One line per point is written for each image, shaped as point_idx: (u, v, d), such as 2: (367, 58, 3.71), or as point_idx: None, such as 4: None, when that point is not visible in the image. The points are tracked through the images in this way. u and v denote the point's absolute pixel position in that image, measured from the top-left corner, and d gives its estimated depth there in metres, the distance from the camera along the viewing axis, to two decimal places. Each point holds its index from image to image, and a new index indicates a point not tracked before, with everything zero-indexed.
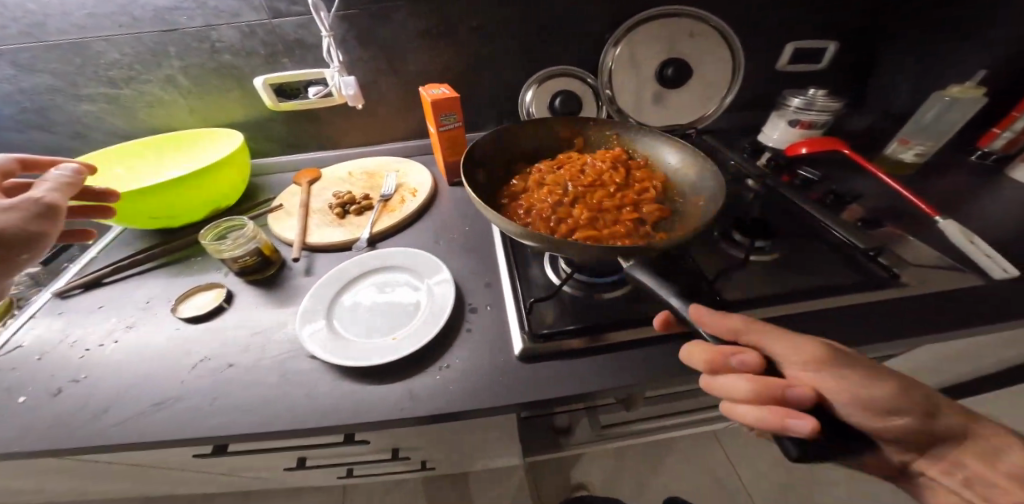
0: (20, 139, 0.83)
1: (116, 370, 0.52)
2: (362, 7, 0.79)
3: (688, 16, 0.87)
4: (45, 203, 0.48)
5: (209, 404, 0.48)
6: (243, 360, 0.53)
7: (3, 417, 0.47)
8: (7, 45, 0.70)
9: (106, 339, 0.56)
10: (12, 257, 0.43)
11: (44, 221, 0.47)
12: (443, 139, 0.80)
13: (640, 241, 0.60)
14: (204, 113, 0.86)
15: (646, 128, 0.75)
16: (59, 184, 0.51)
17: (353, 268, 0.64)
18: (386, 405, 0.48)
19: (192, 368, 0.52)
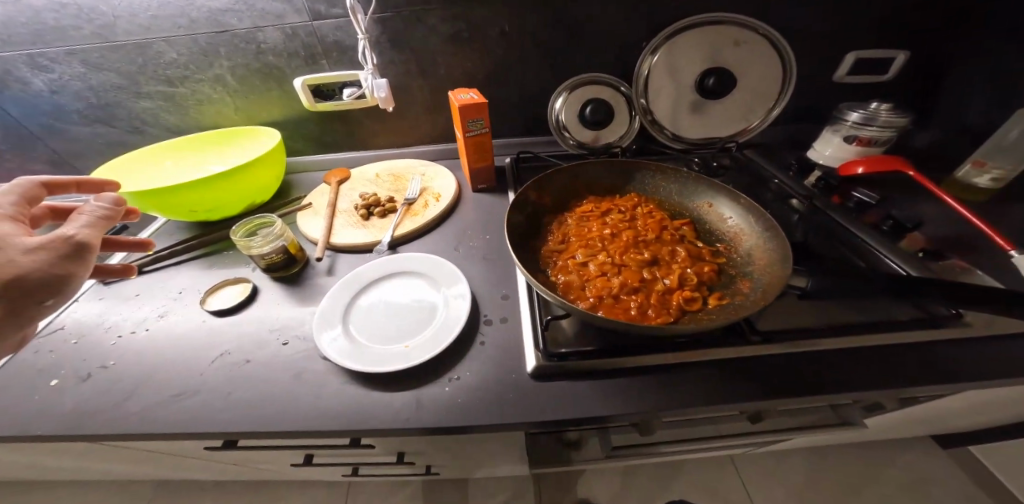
0: (87, 132, 0.83)
1: (142, 357, 0.54)
2: (401, 10, 0.79)
3: (731, 23, 0.81)
4: (78, 243, 0.47)
5: (225, 398, 0.49)
6: (261, 357, 0.53)
7: (38, 397, 0.49)
8: (78, 44, 0.71)
9: (141, 326, 0.59)
10: (27, 304, 0.43)
11: (76, 264, 0.46)
12: (469, 145, 0.79)
13: (723, 251, 0.58)
14: (250, 112, 0.88)
15: (614, 161, 0.71)
16: (95, 218, 0.49)
17: (369, 272, 0.64)
18: (391, 414, 0.47)
19: (214, 360, 0.53)
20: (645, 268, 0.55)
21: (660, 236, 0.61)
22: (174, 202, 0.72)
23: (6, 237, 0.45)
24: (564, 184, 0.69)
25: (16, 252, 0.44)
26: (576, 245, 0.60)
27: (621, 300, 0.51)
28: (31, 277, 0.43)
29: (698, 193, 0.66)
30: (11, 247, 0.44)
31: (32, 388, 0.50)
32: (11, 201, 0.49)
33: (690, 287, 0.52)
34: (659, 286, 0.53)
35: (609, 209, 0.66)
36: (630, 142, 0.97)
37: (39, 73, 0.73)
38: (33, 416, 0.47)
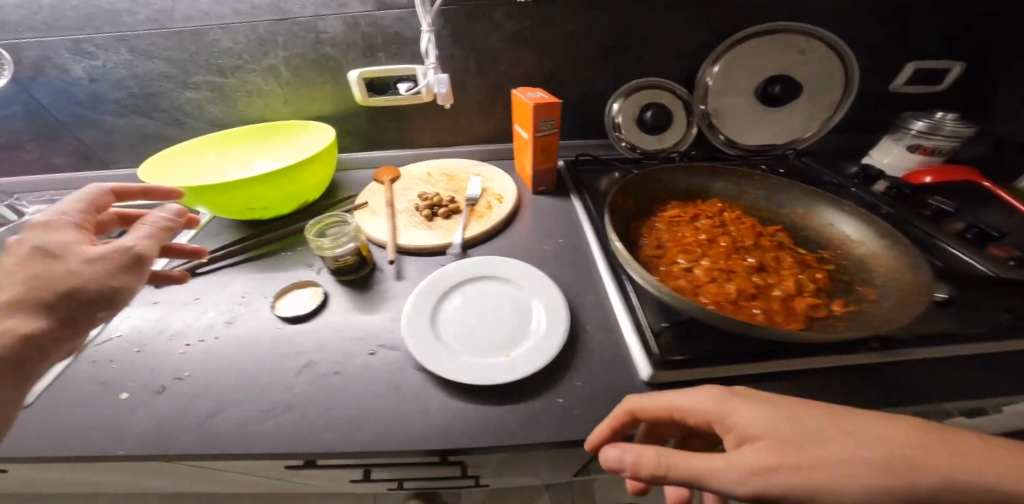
0: (122, 124, 0.77)
1: (218, 368, 0.49)
2: (467, 4, 0.76)
3: (798, 31, 0.80)
4: (134, 255, 0.39)
5: (322, 414, 0.44)
6: (351, 369, 0.50)
7: (106, 414, 0.44)
8: (130, 29, 0.67)
9: (208, 334, 0.53)
10: (82, 318, 0.36)
11: (129, 277, 0.39)
12: (537, 146, 0.76)
13: (827, 258, 0.57)
14: (299, 106, 0.83)
15: (697, 165, 0.69)
16: (156, 226, 0.42)
17: (451, 275, 0.61)
18: (507, 431, 0.43)
19: (299, 373, 0.49)
20: (756, 274, 0.54)
21: (760, 243, 0.59)
22: (231, 199, 0.66)
23: (68, 244, 0.38)
24: (648, 187, 0.67)
25: (74, 262, 0.37)
26: (674, 250, 0.58)
27: (741, 306, 0.50)
28: (83, 288, 0.36)
29: (790, 200, 0.65)
30: (70, 254, 0.38)
31: (98, 404, 0.45)
32: (78, 206, 0.43)
33: (809, 294, 0.51)
34: (777, 292, 0.51)
35: (697, 214, 0.64)
36: (687, 147, 0.95)
37: (81, 59, 0.68)
38: (105, 436, 0.42)
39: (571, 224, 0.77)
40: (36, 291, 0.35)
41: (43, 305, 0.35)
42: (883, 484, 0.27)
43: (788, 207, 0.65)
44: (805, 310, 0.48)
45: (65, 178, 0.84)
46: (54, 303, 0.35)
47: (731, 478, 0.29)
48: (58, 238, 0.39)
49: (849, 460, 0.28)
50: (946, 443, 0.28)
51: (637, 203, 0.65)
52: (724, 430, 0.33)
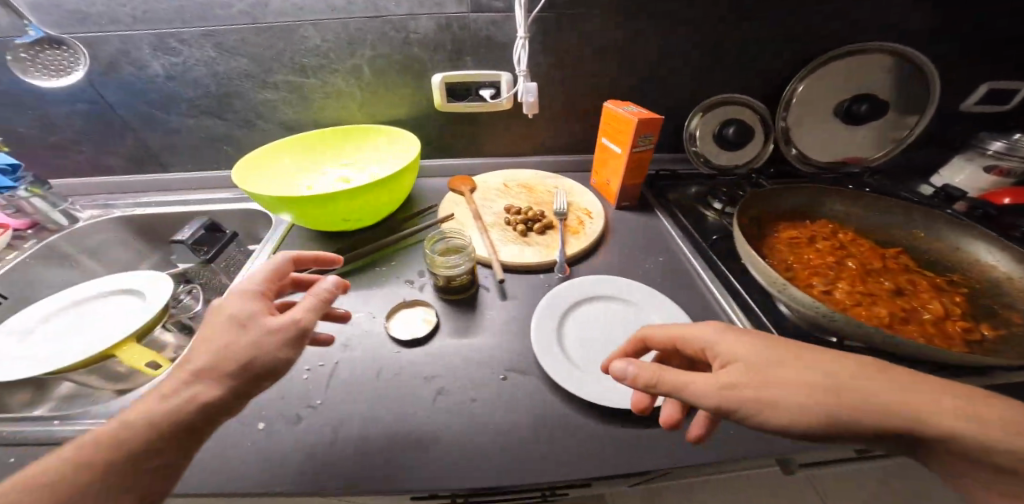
0: (190, 124, 0.74)
1: (351, 395, 0.49)
2: (562, 10, 0.72)
3: (889, 52, 0.79)
4: (295, 329, 0.39)
5: (469, 443, 0.45)
6: (485, 399, 0.50)
7: (251, 444, 0.44)
8: (219, 24, 0.64)
9: (328, 357, 0.53)
10: (249, 389, 0.37)
11: (288, 352, 0.39)
12: (631, 161, 0.74)
13: (954, 280, 0.61)
14: (374, 110, 0.79)
15: (814, 186, 0.71)
16: (316, 300, 0.41)
17: (583, 292, 0.62)
18: (656, 455, 0.44)
19: (431, 399, 0.49)
20: (899, 298, 0.58)
21: (889, 265, 0.63)
22: (322, 213, 0.65)
23: (248, 315, 0.39)
24: (758, 206, 0.68)
25: (253, 333, 0.38)
26: (806, 273, 0.60)
27: (899, 330, 0.53)
28: (251, 363, 0.37)
29: (907, 222, 0.68)
30: (251, 325, 0.38)
31: (239, 432, 0.45)
32: (261, 274, 0.45)
33: (956, 317, 0.55)
34: (924, 316, 0.55)
35: (822, 235, 0.67)
36: (761, 164, 0.93)
37: (162, 55, 0.66)
38: (258, 466, 0.42)
39: (660, 241, 0.76)
40: (215, 361, 0.36)
41: (217, 374, 0.36)
42: (818, 404, 0.34)
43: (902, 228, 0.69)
44: (961, 334, 0.53)
45: (124, 178, 0.80)
46: (229, 375, 0.36)
47: (704, 391, 0.37)
48: (241, 308, 0.40)
49: (794, 384, 0.35)
50: (881, 378, 0.34)
51: (763, 224, 0.67)
52: (711, 356, 0.41)
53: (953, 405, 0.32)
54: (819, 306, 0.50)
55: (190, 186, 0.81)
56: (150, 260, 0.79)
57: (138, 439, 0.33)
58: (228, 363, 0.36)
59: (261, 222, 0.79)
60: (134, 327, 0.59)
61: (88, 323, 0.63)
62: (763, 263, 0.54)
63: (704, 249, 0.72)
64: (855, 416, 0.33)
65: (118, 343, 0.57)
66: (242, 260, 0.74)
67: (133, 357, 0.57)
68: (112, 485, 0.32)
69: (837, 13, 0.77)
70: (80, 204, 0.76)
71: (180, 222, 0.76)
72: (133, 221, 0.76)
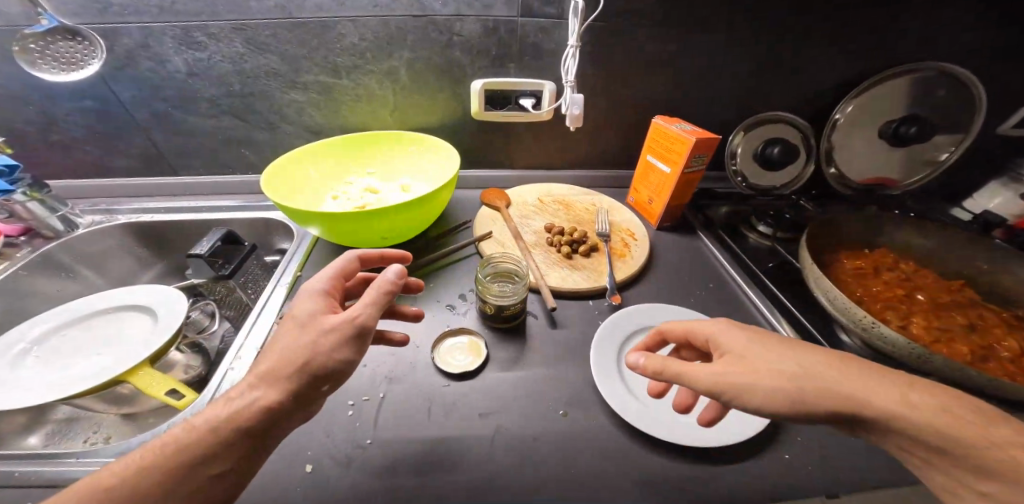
0: (209, 125, 0.68)
1: (402, 434, 0.45)
2: (615, 19, 0.67)
3: (936, 70, 0.76)
4: (353, 328, 0.37)
5: (537, 491, 0.41)
6: (548, 443, 0.45)
7: (298, 492, 0.40)
8: (251, 18, 0.59)
9: (373, 390, 0.49)
10: (311, 392, 0.36)
11: (345, 353, 0.37)
12: (682, 181, 0.70)
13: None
14: (407, 116, 0.73)
15: (871, 214, 0.70)
16: (376, 294, 0.39)
17: (647, 318, 0.58)
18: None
19: (487, 441, 0.45)
20: (971, 334, 0.57)
21: (955, 299, 0.62)
22: (356, 232, 0.60)
23: (314, 314, 0.38)
24: (817, 233, 0.66)
25: (314, 332, 0.37)
26: (874, 307, 0.59)
27: (979, 367, 0.52)
28: (307, 366, 0.35)
29: (966, 252, 0.67)
30: (315, 323, 0.37)
31: (284, 478, 0.41)
32: (330, 273, 0.44)
33: None
34: (1000, 353, 0.54)
35: (882, 266, 0.66)
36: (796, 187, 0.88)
37: (185, 50, 0.60)
38: None
39: (708, 266, 0.72)
40: (274, 364, 0.36)
41: (275, 377, 0.35)
42: (797, 393, 0.33)
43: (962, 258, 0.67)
44: None
45: (131, 181, 0.74)
46: (292, 378, 0.35)
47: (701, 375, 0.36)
48: (307, 309, 0.39)
49: (775, 372, 0.34)
50: (860, 373, 0.34)
51: (821, 251, 0.66)
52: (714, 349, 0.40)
53: (927, 402, 0.31)
54: (916, 348, 0.46)
55: (204, 192, 0.74)
56: (154, 271, 0.72)
57: (202, 445, 0.32)
58: (292, 363, 0.35)
59: (280, 232, 0.72)
60: (149, 351, 0.52)
61: (96, 343, 0.56)
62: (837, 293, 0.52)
63: (755, 271, 0.68)
64: (833, 408, 0.32)
65: (132, 368, 0.51)
66: (261, 274, 0.68)
67: (150, 386, 0.51)
68: (179, 487, 0.31)
69: (894, 33, 0.75)
70: (80, 207, 0.69)
71: (192, 231, 0.70)
72: (140, 228, 0.69)
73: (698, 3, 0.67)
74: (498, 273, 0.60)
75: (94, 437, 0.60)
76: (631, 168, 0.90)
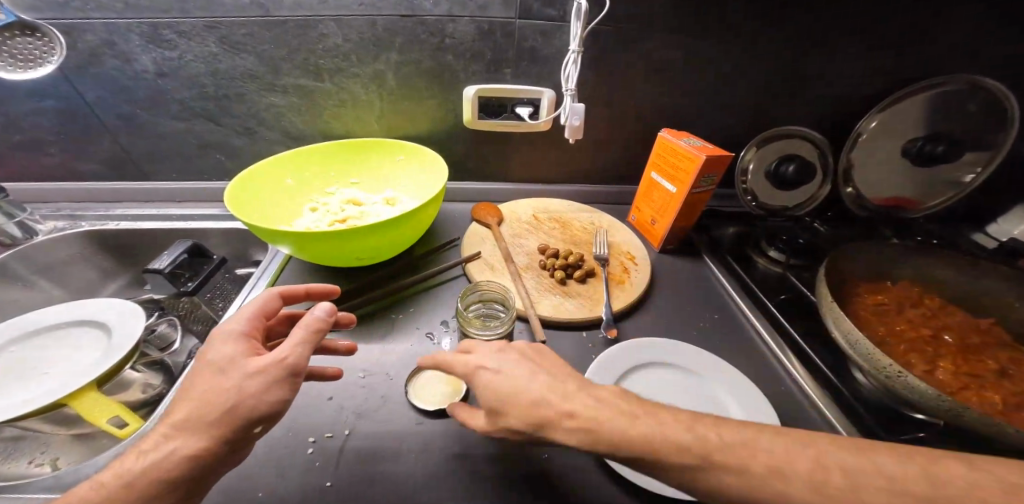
0: (181, 129, 0.64)
1: (364, 480, 0.40)
2: (622, 25, 0.62)
3: (971, 83, 0.69)
4: (284, 369, 0.34)
5: None
6: (526, 499, 0.39)
7: None
8: (225, 15, 0.54)
9: (338, 427, 0.44)
10: (241, 436, 0.32)
11: (278, 393, 0.33)
12: (688, 202, 0.65)
13: None
14: (394, 123, 0.68)
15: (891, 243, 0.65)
16: (302, 332, 0.36)
17: (648, 352, 0.53)
18: None
19: (458, 492, 0.40)
20: (1007, 381, 0.50)
21: (986, 341, 0.56)
22: (334, 251, 0.56)
23: (232, 358, 0.34)
24: (835, 260, 0.60)
25: (236, 377, 0.33)
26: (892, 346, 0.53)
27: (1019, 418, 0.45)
28: (236, 409, 0.32)
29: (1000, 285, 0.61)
30: (235, 367, 0.34)
31: None
32: (249, 312, 0.40)
33: None
34: None
35: (901, 302, 0.61)
36: (809, 208, 0.82)
37: (154, 48, 0.56)
38: None
39: (713, 294, 0.66)
40: (194, 410, 0.32)
41: (199, 423, 0.31)
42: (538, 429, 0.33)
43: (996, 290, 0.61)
44: None
45: (98, 185, 0.69)
46: (217, 424, 0.31)
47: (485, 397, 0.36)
48: (226, 353, 0.35)
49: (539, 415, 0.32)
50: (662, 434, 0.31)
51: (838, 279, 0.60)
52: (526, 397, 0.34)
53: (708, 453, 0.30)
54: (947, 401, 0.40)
55: (177, 199, 0.70)
56: (120, 282, 0.68)
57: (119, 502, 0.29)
58: (214, 409, 0.31)
59: (255, 243, 0.68)
60: (97, 371, 0.48)
61: (44, 362, 0.52)
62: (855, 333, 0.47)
63: (762, 300, 0.63)
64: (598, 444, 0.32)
65: (77, 390, 0.46)
66: (232, 287, 0.63)
67: (93, 411, 0.47)
68: None
69: (926, 45, 0.69)
70: (41, 213, 0.66)
71: (161, 240, 0.66)
72: (106, 236, 0.65)
73: (713, 10, 0.62)
74: (484, 301, 0.55)
75: (40, 459, 0.58)
76: (634, 182, 0.85)
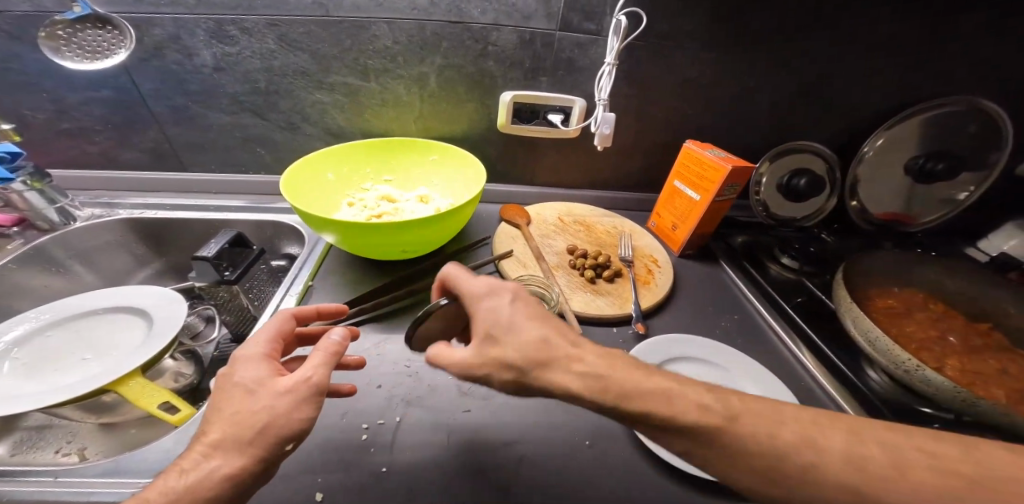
0: (226, 122, 0.65)
1: (418, 461, 0.42)
2: (656, 40, 0.66)
3: (970, 105, 0.75)
4: (309, 389, 0.35)
5: None
6: (574, 480, 0.41)
7: None
8: (284, 14, 0.56)
9: (388, 413, 0.46)
10: (270, 456, 0.32)
11: (306, 411, 0.34)
12: (711, 209, 0.68)
13: None
14: (431, 124, 0.71)
15: (895, 253, 0.69)
16: (319, 355, 0.37)
17: (678, 347, 0.55)
18: None
19: (512, 472, 0.41)
20: (1007, 379, 0.53)
21: (986, 343, 0.59)
22: (376, 244, 0.57)
23: (253, 383, 0.35)
24: (848, 266, 0.64)
25: (261, 399, 0.34)
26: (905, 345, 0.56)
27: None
28: (269, 428, 0.33)
29: (997, 292, 0.65)
30: (259, 391, 0.34)
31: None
32: (264, 337, 0.40)
33: None
34: None
35: (907, 307, 0.64)
36: (816, 220, 0.87)
37: (215, 44, 0.58)
38: None
39: (732, 297, 0.69)
40: (227, 430, 0.33)
41: (237, 443, 0.32)
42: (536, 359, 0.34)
43: (993, 299, 0.65)
44: None
45: (136, 174, 0.70)
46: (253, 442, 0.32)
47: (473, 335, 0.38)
48: (248, 378, 0.35)
49: (531, 344, 0.35)
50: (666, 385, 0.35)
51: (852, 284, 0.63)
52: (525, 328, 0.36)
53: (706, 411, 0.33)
54: (961, 392, 0.43)
55: (212, 191, 0.71)
56: (152, 270, 0.68)
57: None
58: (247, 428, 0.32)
59: (289, 236, 0.69)
60: (141, 359, 0.48)
61: (83, 349, 0.52)
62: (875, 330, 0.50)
63: (780, 302, 0.66)
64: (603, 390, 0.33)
65: (121, 377, 0.46)
66: (266, 280, 0.63)
67: (142, 397, 0.46)
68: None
69: (931, 70, 0.74)
70: (79, 200, 0.66)
71: (198, 230, 0.67)
72: (143, 225, 0.65)
73: (739, 30, 0.66)
74: None
75: (68, 448, 0.56)
76: (653, 190, 0.88)
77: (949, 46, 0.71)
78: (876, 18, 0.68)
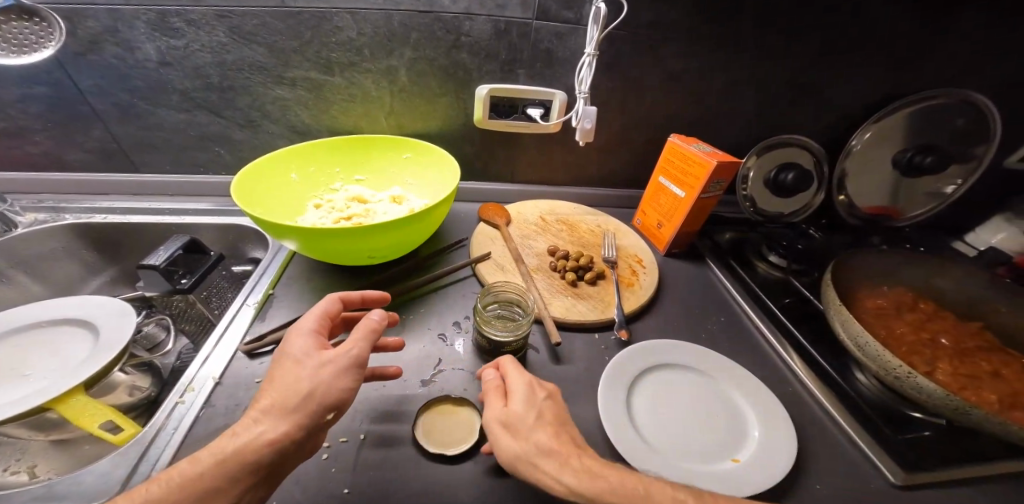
0: (180, 120, 0.61)
1: (382, 484, 0.38)
2: (638, 30, 0.63)
3: (959, 98, 0.73)
4: (349, 361, 0.35)
5: None
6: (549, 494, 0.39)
7: None
8: (234, 3, 0.52)
9: (354, 431, 0.42)
10: (309, 427, 0.32)
11: (346, 382, 0.34)
12: (695, 208, 0.66)
13: None
14: (403, 120, 0.67)
15: (886, 251, 0.67)
16: (356, 332, 0.36)
17: (660, 355, 0.52)
18: None
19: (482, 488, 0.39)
20: (998, 381, 0.52)
21: (976, 345, 0.57)
22: (342, 249, 0.54)
23: (303, 354, 0.35)
24: (836, 266, 0.62)
25: (310, 368, 0.34)
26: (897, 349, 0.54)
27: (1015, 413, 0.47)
28: (312, 396, 0.33)
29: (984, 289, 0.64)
30: (309, 360, 0.35)
31: None
32: (312, 316, 0.40)
33: None
34: None
35: (899, 309, 0.62)
36: (804, 216, 0.85)
37: (159, 37, 0.53)
38: None
39: (718, 299, 0.67)
40: (275, 396, 0.33)
41: (280, 409, 0.32)
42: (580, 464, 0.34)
43: (979, 295, 0.64)
44: None
45: (83, 174, 0.65)
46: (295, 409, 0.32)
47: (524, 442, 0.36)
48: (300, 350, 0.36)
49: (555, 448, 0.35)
50: None
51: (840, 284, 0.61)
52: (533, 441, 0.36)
53: None
54: (953, 400, 0.41)
55: (169, 192, 0.67)
56: (105, 278, 0.64)
57: (202, 484, 0.29)
58: (295, 393, 0.32)
59: (253, 240, 0.65)
60: (87, 373, 0.44)
61: (24, 364, 0.48)
62: (867, 336, 0.48)
63: (766, 303, 0.64)
64: None
65: (65, 393, 0.43)
66: (228, 286, 0.61)
67: (84, 415, 0.43)
68: None
69: (921, 62, 0.72)
70: (20, 204, 0.62)
71: (153, 234, 0.63)
72: (92, 230, 0.61)
73: (723, 21, 0.64)
74: (501, 302, 0.54)
75: (16, 466, 0.50)
76: (638, 186, 0.86)
77: (940, 37, 0.69)
78: (866, 8, 0.65)
